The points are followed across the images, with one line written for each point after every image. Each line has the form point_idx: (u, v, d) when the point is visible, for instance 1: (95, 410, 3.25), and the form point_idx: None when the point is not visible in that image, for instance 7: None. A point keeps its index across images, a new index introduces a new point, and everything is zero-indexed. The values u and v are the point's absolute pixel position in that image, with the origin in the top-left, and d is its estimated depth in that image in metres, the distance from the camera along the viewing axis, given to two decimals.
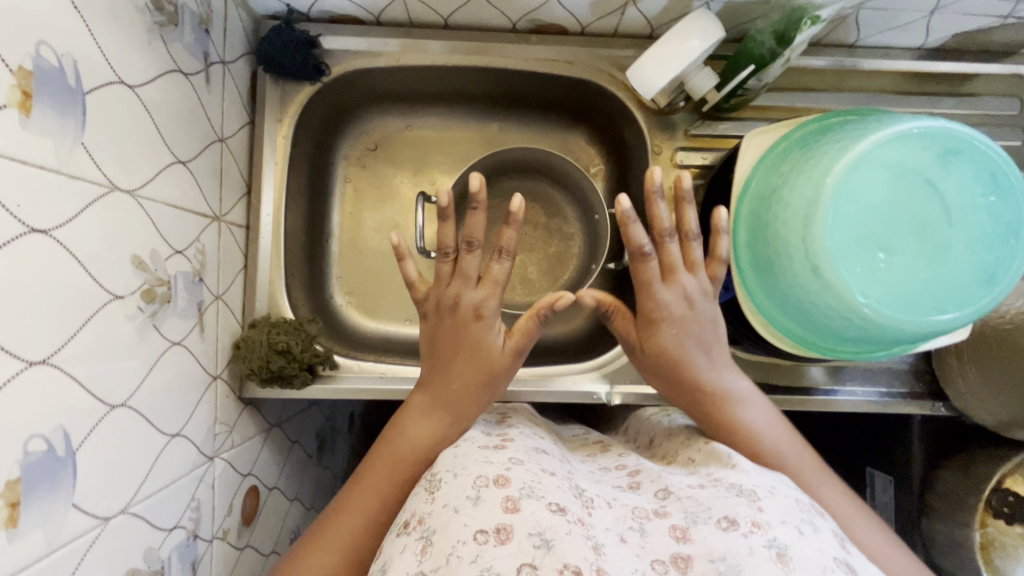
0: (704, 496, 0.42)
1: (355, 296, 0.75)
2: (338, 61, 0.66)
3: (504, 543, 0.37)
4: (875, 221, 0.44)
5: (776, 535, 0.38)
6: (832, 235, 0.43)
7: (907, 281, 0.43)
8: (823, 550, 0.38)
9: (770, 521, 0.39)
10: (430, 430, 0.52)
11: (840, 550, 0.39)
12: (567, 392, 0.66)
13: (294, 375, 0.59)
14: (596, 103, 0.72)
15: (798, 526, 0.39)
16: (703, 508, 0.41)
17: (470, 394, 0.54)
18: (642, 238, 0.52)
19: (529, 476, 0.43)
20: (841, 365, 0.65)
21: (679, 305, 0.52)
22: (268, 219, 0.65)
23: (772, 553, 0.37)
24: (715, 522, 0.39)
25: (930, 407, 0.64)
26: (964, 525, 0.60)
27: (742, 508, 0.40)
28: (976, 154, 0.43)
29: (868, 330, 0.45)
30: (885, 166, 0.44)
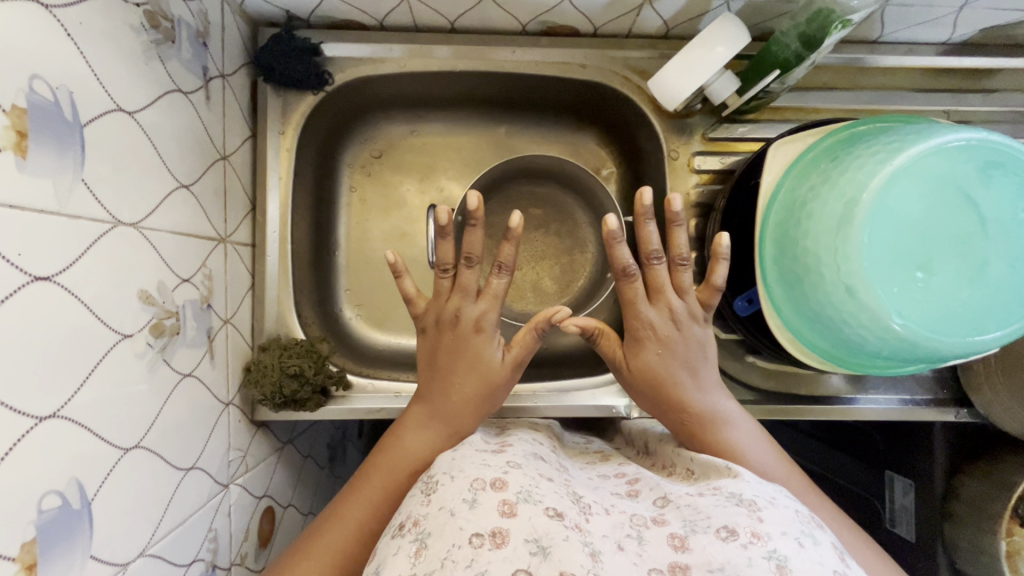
0: (704, 505, 0.40)
1: (365, 308, 0.74)
2: (341, 68, 0.64)
3: (500, 547, 0.35)
4: (912, 238, 0.42)
5: (776, 547, 0.35)
6: (867, 253, 0.41)
7: (946, 300, 0.42)
8: (823, 564, 0.35)
9: (770, 532, 0.36)
10: (422, 444, 0.50)
11: (841, 565, 0.36)
12: (586, 407, 0.65)
13: (307, 399, 0.58)
14: (608, 106, 0.70)
15: (798, 538, 0.36)
16: (702, 516, 0.39)
17: (467, 409, 0.51)
18: (626, 259, 0.52)
19: (527, 479, 0.41)
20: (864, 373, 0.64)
21: (665, 323, 0.52)
22: (274, 235, 0.63)
23: (771, 565, 0.34)
24: (714, 531, 0.37)
25: (953, 413, 0.63)
26: (989, 533, 0.59)
27: (742, 517, 0.37)
28: (1019, 168, 0.41)
29: (904, 351, 0.43)
30: (923, 179, 0.42)
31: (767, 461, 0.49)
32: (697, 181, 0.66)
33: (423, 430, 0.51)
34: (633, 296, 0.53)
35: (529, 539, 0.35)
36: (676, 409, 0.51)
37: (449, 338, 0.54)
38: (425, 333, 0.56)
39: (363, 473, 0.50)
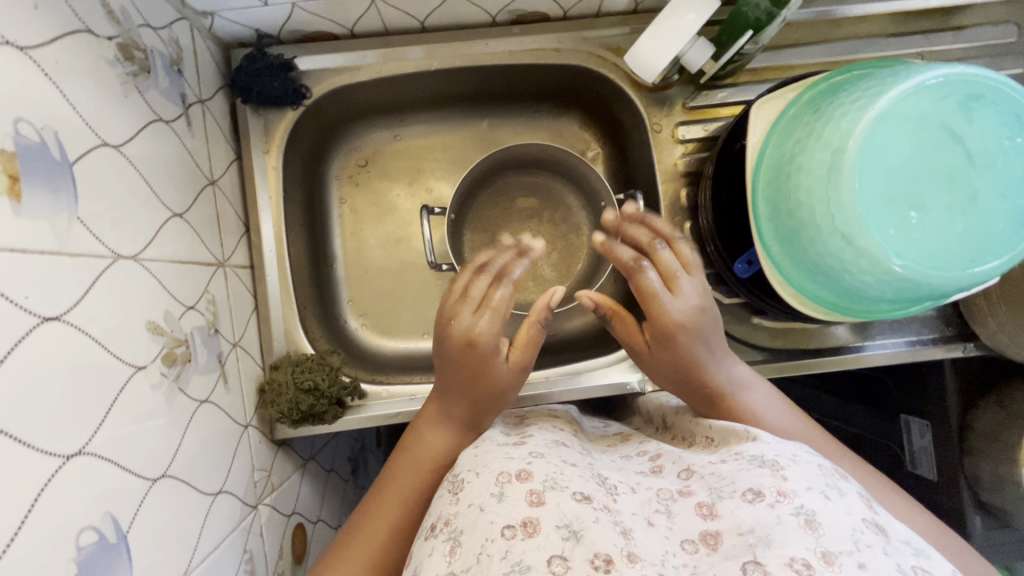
0: (727, 471, 0.40)
1: (369, 316, 0.74)
2: (317, 81, 0.64)
3: (533, 535, 0.35)
4: (903, 178, 0.43)
5: (802, 502, 0.35)
6: (862, 199, 0.42)
7: (942, 236, 0.42)
8: (852, 512, 0.35)
9: (795, 489, 0.36)
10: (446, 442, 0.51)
11: (869, 512, 0.36)
12: (599, 386, 0.66)
13: (325, 411, 0.58)
14: (588, 86, 0.70)
15: (824, 492, 0.37)
16: (727, 482, 0.39)
17: (484, 403, 0.52)
18: (628, 255, 0.55)
19: (551, 467, 0.42)
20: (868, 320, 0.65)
21: (688, 308, 0.51)
22: (271, 255, 0.63)
23: (800, 521, 0.35)
24: (740, 494, 0.37)
25: (961, 348, 0.64)
26: (1009, 462, 0.59)
27: (767, 477, 0.38)
28: (999, 98, 0.42)
29: (905, 290, 0.44)
30: (908, 119, 0.43)
31: (792, 420, 0.50)
32: (683, 151, 0.66)
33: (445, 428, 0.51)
34: (646, 282, 0.53)
35: (560, 524, 0.36)
36: (697, 382, 0.51)
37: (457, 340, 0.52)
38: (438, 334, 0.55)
39: (388, 471, 0.51)
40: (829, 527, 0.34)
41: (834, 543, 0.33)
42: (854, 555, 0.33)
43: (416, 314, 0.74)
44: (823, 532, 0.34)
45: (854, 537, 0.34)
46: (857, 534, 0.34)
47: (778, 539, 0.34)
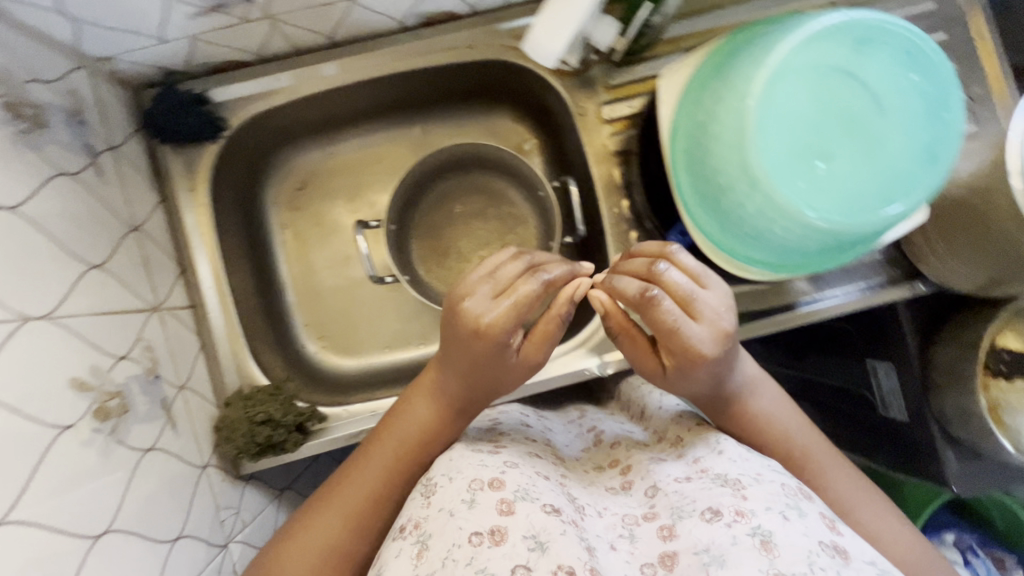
0: (690, 489, 0.42)
1: (329, 338, 0.74)
2: (234, 111, 0.63)
3: (499, 544, 0.37)
4: (807, 130, 0.43)
5: (760, 523, 0.37)
6: (768, 150, 0.42)
7: (852, 182, 0.42)
8: (808, 533, 0.37)
9: (754, 509, 0.38)
10: (427, 417, 0.51)
11: (828, 534, 0.38)
12: (559, 376, 0.65)
13: (284, 440, 0.58)
14: (511, 79, 0.70)
15: (782, 512, 0.38)
16: (689, 501, 0.41)
17: (482, 388, 0.52)
18: (634, 289, 0.46)
19: (524, 478, 0.42)
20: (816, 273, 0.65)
21: (714, 340, 0.45)
22: (212, 292, 0.62)
23: (755, 541, 0.36)
24: (699, 514, 0.39)
25: (911, 288, 0.64)
26: (969, 394, 0.60)
27: (727, 497, 0.39)
28: (890, 38, 0.42)
29: (824, 239, 0.44)
30: (805, 70, 0.43)
31: (741, 392, 0.50)
32: (611, 130, 0.66)
33: (436, 414, 0.51)
34: (658, 319, 0.45)
35: (528, 535, 0.37)
36: (708, 394, 0.50)
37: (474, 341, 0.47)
38: (450, 322, 0.49)
39: (368, 444, 0.52)
40: (785, 548, 0.35)
41: (788, 564, 0.35)
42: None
43: (377, 329, 0.75)
44: (777, 554, 0.35)
45: (809, 558, 0.35)
46: (812, 554, 0.35)
47: (732, 559, 0.35)
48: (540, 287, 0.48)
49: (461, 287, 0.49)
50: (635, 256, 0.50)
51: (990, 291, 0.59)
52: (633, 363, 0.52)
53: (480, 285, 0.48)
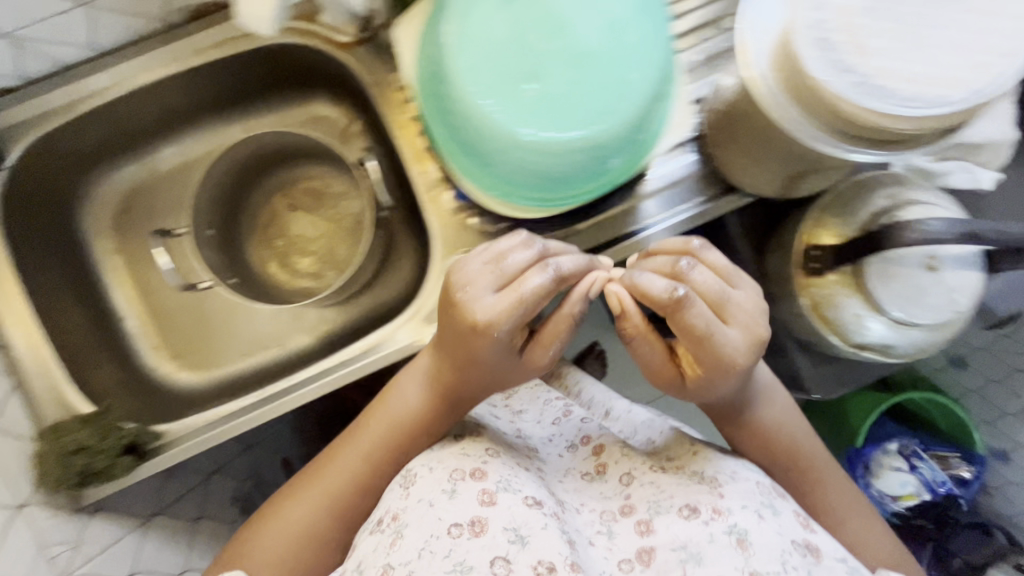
0: (666, 485, 0.51)
1: (180, 356, 0.72)
2: (13, 141, 0.61)
3: (477, 535, 0.44)
4: (512, 52, 0.42)
5: (736, 521, 0.45)
6: (469, 85, 0.43)
7: (567, 95, 0.42)
8: (782, 533, 0.45)
9: (730, 508, 0.46)
10: (417, 409, 0.56)
11: (800, 532, 0.45)
12: (394, 352, 0.63)
13: (110, 466, 0.57)
14: (304, 62, 0.68)
15: (758, 510, 0.46)
16: (666, 497, 0.49)
17: (481, 393, 0.55)
18: (659, 289, 0.44)
19: (505, 470, 0.51)
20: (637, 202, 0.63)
21: (744, 343, 0.45)
22: (24, 329, 0.60)
23: (732, 539, 0.44)
24: (678, 511, 0.47)
25: (731, 200, 0.62)
26: (795, 297, 0.60)
27: (705, 495, 0.47)
28: None
29: (554, 158, 0.44)
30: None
31: (757, 399, 0.55)
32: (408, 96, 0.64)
33: (427, 412, 0.56)
34: (688, 321, 0.44)
35: (507, 528, 0.45)
36: (718, 403, 0.52)
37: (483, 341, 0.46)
38: (450, 324, 0.49)
39: (359, 425, 0.58)
40: (759, 546, 0.43)
41: (762, 563, 0.42)
42: (774, 570, 0.42)
43: (230, 339, 0.73)
44: (752, 551, 0.43)
45: (782, 558, 0.43)
46: (783, 553, 0.43)
47: (709, 556, 0.43)
48: (550, 282, 0.45)
49: (463, 272, 0.48)
50: (658, 254, 0.49)
51: (793, 189, 0.58)
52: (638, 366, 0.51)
53: (502, 265, 0.47)
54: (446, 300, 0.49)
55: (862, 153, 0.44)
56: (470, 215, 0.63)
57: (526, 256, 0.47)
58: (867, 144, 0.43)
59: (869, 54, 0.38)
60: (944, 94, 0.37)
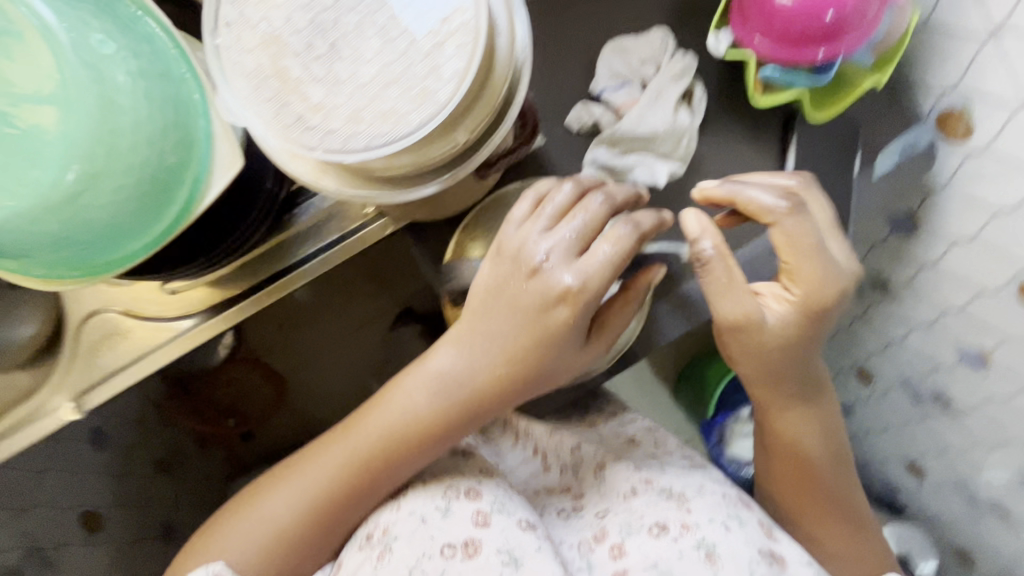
0: (638, 505, 0.60)
1: None
2: None
3: (469, 556, 0.52)
4: None
5: (704, 535, 0.54)
6: None
7: None
8: (749, 543, 0.54)
9: (698, 523, 0.55)
10: (440, 403, 0.53)
11: (764, 540, 0.55)
12: (40, 424, 0.58)
13: None
14: None
15: (726, 521, 0.56)
16: (637, 520, 0.58)
17: (489, 398, 0.54)
18: (767, 202, 0.51)
19: (499, 495, 0.58)
20: (285, 235, 0.58)
21: (790, 312, 0.54)
22: None
23: (703, 554, 0.53)
24: (648, 530, 0.57)
25: (384, 225, 0.58)
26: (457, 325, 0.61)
27: (675, 513, 0.57)
28: None
29: (30, 232, 0.39)
30: None
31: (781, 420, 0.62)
32: None
33: (439, 420, 0.54)
34: (781, 234, 0.52)
35: (501, 551, 0.52)
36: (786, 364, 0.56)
37: (564, 315, 0.49)
38: (517, 311, 0.51)
39: (357, 414, 0.57)
40: (725, 558, 0.52)
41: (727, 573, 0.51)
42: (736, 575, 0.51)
43: None
44: (719, 564, 0.52)
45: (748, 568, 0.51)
46: (748, 564, 0.52)
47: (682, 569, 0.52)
48: (628, 235, 0.48)
49: (508, 240, 0.51)
50: (713, 195, 0.52)
51: (432, 212, 0.55)
52: (706, 292, 0.52)
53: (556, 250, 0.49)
54: (518, 273, 0.50)
55: (383, 198, 0.41)
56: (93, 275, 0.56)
57: (563, 203, 0.50)
58: (398, 183, 0.41)
59: (299, 95, 0.36)
60: (382, 128, 0.35)
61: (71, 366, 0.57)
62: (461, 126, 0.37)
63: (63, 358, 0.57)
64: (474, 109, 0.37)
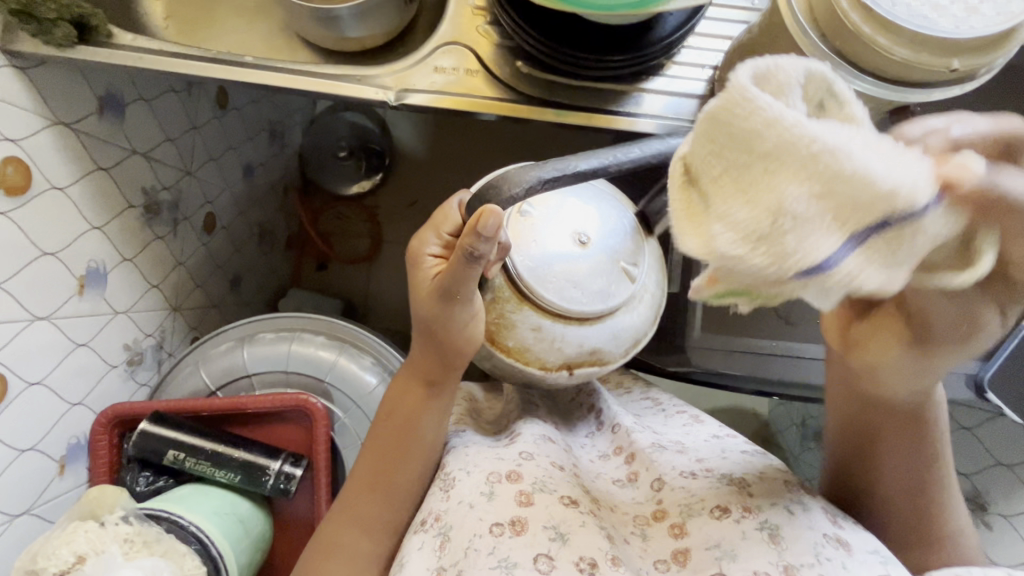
0: (697, 488, 0.55)
1: (174, 21, 0.83)
2: None
3: (519, 534, 0.49)
4: None
5: (766, 518, 0.50)
6: None
7: None
8: (815, 528, 0.49)
9: (760, 506, 0.51)
10: (407, 383, 0.60)
11: (829, 526, 0.50)
12: (356, 89, 0.67)
13: (53, 25, 0.65)
14: None
15: (789, 506, 0.51)
16: (697, 501, 0.53)
17: (433, 355, 0.58)
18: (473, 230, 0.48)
19: (538, 471, 0.56)
20: (630, 89, 0.67)
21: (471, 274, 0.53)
22: None
23: (765, 534, 0.48)
24: (709, 512, 0.52)
25: None
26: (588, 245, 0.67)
27: (734, 497, 0.52)
28: None
29: None
30: None
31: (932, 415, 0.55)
32: None
33: (448, 357, 0.58)
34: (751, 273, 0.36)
35: (548, 527, 0.49)
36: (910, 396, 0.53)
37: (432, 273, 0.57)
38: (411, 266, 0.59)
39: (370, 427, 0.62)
40: (790, 540, 0.48)
41: (795, 557, 0.47)
42: (813, 566, 0.46)
43: (223, 27, 0.84)
44: (784, 545, 0.47)
45: (816, 550, 0.47)
46: (817, 543, 0.48)
47: (742, 554, 0.48)
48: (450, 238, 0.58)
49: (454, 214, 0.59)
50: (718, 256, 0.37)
51: None
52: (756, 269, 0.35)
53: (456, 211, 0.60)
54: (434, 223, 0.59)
55: (839, 65, 0.49)
56: (485, 22, 0.68)
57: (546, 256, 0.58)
58: (848, 64, 0.49)
59: None
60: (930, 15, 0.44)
61: (416, 69, 0.68)
62: (957, 56, 0.45)
63: (415, 60, 0.68)
64: (982, 52, 0.44)
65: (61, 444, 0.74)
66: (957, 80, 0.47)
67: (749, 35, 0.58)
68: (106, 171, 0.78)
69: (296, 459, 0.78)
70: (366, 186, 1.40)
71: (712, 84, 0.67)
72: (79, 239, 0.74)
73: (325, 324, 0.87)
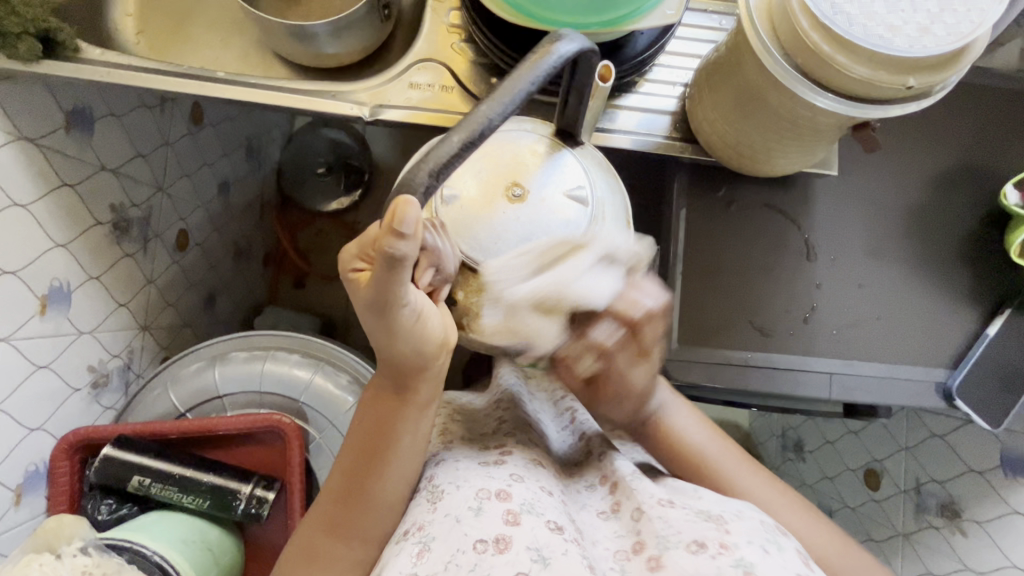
0: (674, 519, 0.51)
1: (146, 36, 0.83)
2: None
3: (502, 552, 0.47)
4: None
5: (743, 555, 0.46)
6: None
7: None
8: (787, 567, 0.46)
9: (737, 542, 0.47)
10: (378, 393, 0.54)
11: (802, 567, 0.47)
12: (330, 105, 0.67)
13: (17, 38, 0.65)
14: None
15: (764, 545, 0.48)
16: (674, 533, 0.49)
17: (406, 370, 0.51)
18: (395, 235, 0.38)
19: (528, 494, 0.54)
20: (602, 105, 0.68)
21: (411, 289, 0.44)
22: None
23: (739, 570, 0.45)
24: (685, 546, 0.47)
25: (681, 148, 0.68)
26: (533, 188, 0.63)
27: (711, 531, 0.49)
28: None
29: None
30: None
31: None
32: None
33: (418, 368, 0.51)
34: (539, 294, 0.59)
35: (532, 548, 0.48)
36: None
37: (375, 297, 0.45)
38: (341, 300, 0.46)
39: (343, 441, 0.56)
40: None
41: None
42: None
43: (195, 43, 0.83)
44: None
45: None
46: None
47: None
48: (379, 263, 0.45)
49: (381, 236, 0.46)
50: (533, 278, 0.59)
51: (725, 158, 0.66)
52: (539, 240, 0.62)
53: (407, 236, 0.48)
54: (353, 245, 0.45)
55: (799, 80, 0.51)
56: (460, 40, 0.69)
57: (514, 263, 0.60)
58: (812, 79, 0.50)
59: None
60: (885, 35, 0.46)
61: (390, 86, 0.68)
62: (912, 74, 0.47)
63: (390, 76, 0.68)
64: (935, 70, 0.46)
65: (16, 472, 0.70)
66: (912, 96, 0.49)
67: (716, 55, 0.61)
68: (73, 187, 0.76)
69: (269, 482, 0.75)
70: (344, 203, 1.38)
71: (683, 101, 0.69)
72: (42, 257, 0.72)
73: (300, 342, 0.85)
